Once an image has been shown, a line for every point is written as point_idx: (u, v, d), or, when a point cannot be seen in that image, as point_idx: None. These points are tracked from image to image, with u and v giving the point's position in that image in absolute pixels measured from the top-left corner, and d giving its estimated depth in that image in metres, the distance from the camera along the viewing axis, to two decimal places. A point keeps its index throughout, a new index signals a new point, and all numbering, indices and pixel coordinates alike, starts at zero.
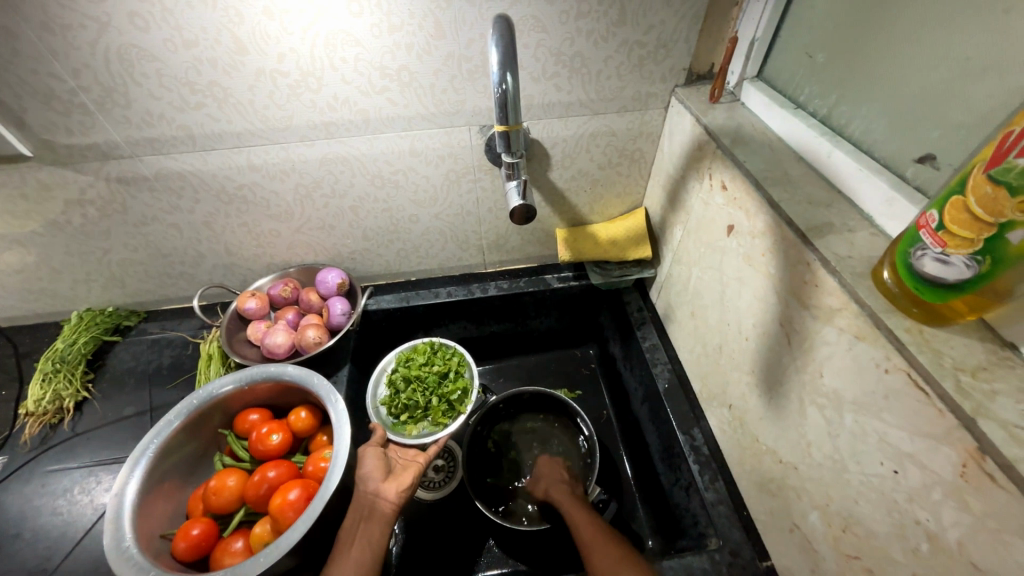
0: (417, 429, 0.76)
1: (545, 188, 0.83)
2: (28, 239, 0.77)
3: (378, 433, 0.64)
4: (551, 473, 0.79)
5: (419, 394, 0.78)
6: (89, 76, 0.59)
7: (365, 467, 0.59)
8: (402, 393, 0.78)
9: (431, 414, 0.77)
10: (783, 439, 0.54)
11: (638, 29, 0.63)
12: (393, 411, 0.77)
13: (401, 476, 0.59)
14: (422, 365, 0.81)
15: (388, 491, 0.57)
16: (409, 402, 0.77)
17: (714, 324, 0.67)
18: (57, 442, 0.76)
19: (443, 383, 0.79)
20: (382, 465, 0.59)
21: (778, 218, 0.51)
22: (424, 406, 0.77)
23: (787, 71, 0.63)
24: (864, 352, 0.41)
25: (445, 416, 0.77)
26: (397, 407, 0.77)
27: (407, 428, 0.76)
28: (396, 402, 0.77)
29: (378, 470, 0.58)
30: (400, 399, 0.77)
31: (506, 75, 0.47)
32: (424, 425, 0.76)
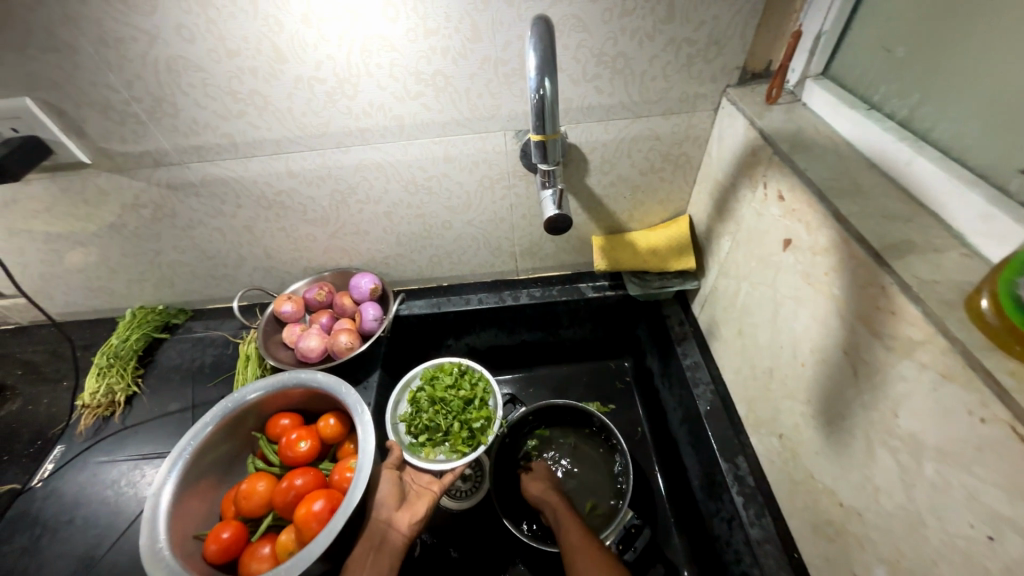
0: (434, 454, 0.71)
1: (582, 194, 0.79)
2: (88, 240, 0.81)
3: (394, 455, 0.67)
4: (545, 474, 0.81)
5: (440, 416, 0.74)
6: (140, 87, 0.62)
7: (380, 492, 0.62)
8: (424, 413, 0.74)
9: (450, 439, 0.72)
10: (844, 480, 0.48)
11: (688, 26, 0.59)
12: (412, 431, 0.73)
13: (414, 505, 0.63)
14: (448, 386, 0.77)
15: (400, 521, 0.60)
16: (430, 423, 0.73)
17: (765, 345, 0.62)
18: (108, 433, 0.80)
19: (466, 407, 0.75)
20: (396, 491, 0.63)
21: (846, 234, 0.45)
22: (445, 430, 0.73)
23: (858, 68, 0.57)
24: (953, 395, 0.35)
25: (464, 444, 0.71)
26: (417, 427, 0.73)
27: (424, 450, 0.72)
28: (416, 422, 0.74)
29: (392, 497, 0.62)
30: (421, 420, 0.73)
31: (544, 80, 0.44)
32: (442, 450, 0.72)
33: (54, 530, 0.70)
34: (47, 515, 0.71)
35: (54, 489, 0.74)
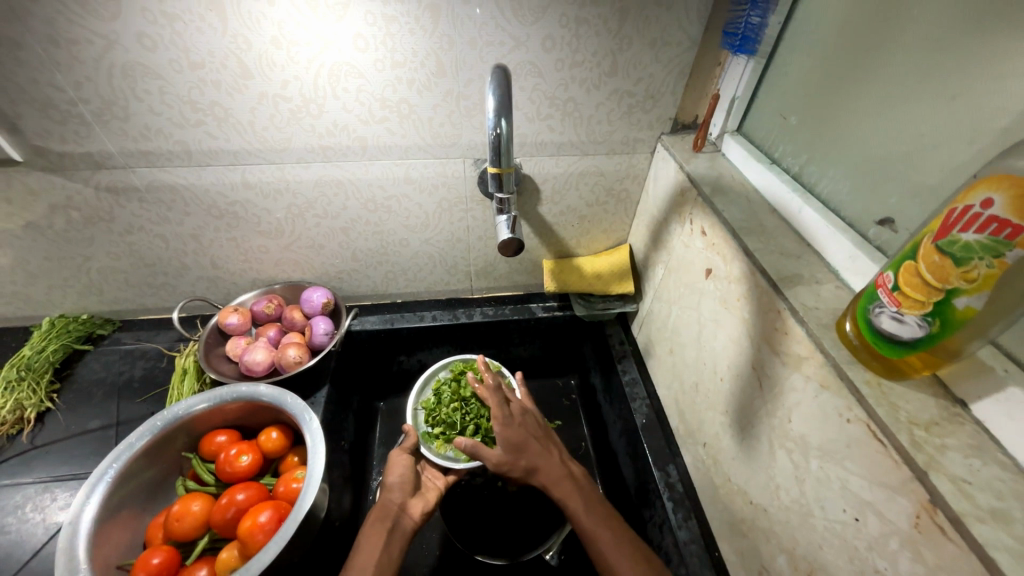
0: (444, 449, 0.72)
1: (534, 220, 0.85)
2: (6, 241, 0.75)
3: (411, 440, 0.68)
4: (517, 440, 0.62)
5: (458, 413, 0.75)
6: (90, 88, 0.60)
7: (397, 476, 0.64)
8: (445, 407, 0.75)
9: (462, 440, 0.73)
10: (753, 480, 0.55)
11: (628, 80, 0.67)
12: (430, 421, 0.74)
13: (426, 495, 0.64)
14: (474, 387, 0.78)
15: (414, 507, 0.61)
16: (448, 417, 0.74)
17: (692, 361, 0.69)
18: (12, 454, 0.73)
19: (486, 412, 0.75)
20: (411, 479, 0.64)
21: (752, 266, 0.54)
22: (459, 428, 0.73)
23: (763, 129, 0.68)
24: (829, 401, 0.43)
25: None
26: (435, 418, 0.74)
27: (437, 443, 0.72)
28: (436, 413, 0.75)
29: (407, 484, 0.63)
30: (442, 412, 0.75)
31: (500, 120, 0.49)
32: (452, 448, 0.72)
33: None
34: None
35: None
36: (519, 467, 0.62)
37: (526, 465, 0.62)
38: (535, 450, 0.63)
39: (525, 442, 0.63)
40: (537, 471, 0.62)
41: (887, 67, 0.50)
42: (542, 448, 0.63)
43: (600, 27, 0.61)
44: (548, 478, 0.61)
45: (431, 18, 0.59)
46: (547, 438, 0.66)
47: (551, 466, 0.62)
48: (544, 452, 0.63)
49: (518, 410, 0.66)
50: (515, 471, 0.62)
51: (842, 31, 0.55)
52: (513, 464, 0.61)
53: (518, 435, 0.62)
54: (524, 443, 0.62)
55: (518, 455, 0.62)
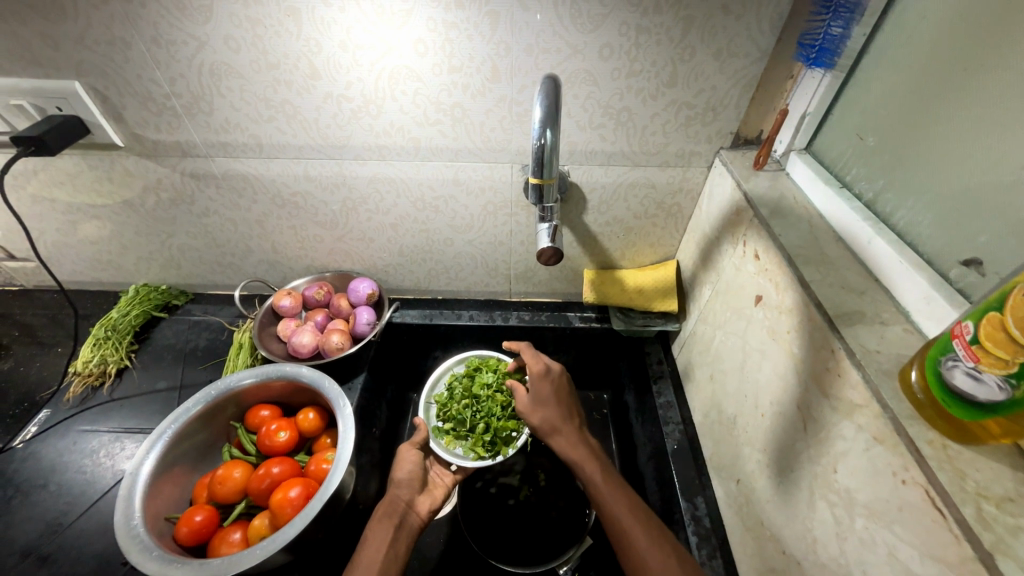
0: (453, 445, 0.71)
1: (578, 229, 0.84)
2: (106, 215, 0.85)
3: (421, 435, 0.70)
4: (544, 394, 0.67)
5: (469, 410, 0.73)
6: (182, 84, 0.67)
7: (405, 472, 0.66)
8: (456, 402, 0.74)
9: (472, 438, 0.71)
10: (788, 528, 0.51)
11: (688, 92, 0.64)
12: (441, 416, 0.74)
13: (433, 492, 0.66)
14: (487, 384, 0.75)
15: (421, 504, 0.64)
16: (459, 414, 0.73)
17: (732, 392, 0.65)
18: (94, 403, 0.82)
19: (497, 412, 0.73)
20: (418, 476, 0.66)
21: (807, 298, 0.49)
22: (469, 426, 0.72)
23: (835, 148, 0.63)
24: (882, 457, 0.39)
25: (483, 448, 0.70)
26: (446, 413, 0.74)
27: (446, 438, 0.72)
28: (447, 408, 0.74)
29: (415, 480, 0.65)
30: (452, 407, 0.73)
31: (545, 131, 0.49)
32: (461, 445, 0.72)
33: (28, 492, 0.70)
34: (23, 477, 0.72)
35: (34, 452, 0.75)
36: (536, 416, 0.65)
37: (544, 418, 0.65)
38: (557, 412, 0.65)
39: (551, 402, 0.66)
40: (556, 432, 0.63)
41: (989, 88, 0.44)
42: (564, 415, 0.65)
43: (662, 36, 0.59)
44: (562, 442, 0.62)
45: (489, 24, 0.60)
46: (570, 409, 0.67)
47: (569, 431, 0.63)
48: (564, 419, 0.65)
49: (551, 370, 0.70)
50: (532, 419, 0.65)
51: (937, 47, 0.49)
52: (532, 412, 0.65)
53: (545, 391, 0.67)
54: (550, 401, 0.66)
55: (539, 408, 0.66)
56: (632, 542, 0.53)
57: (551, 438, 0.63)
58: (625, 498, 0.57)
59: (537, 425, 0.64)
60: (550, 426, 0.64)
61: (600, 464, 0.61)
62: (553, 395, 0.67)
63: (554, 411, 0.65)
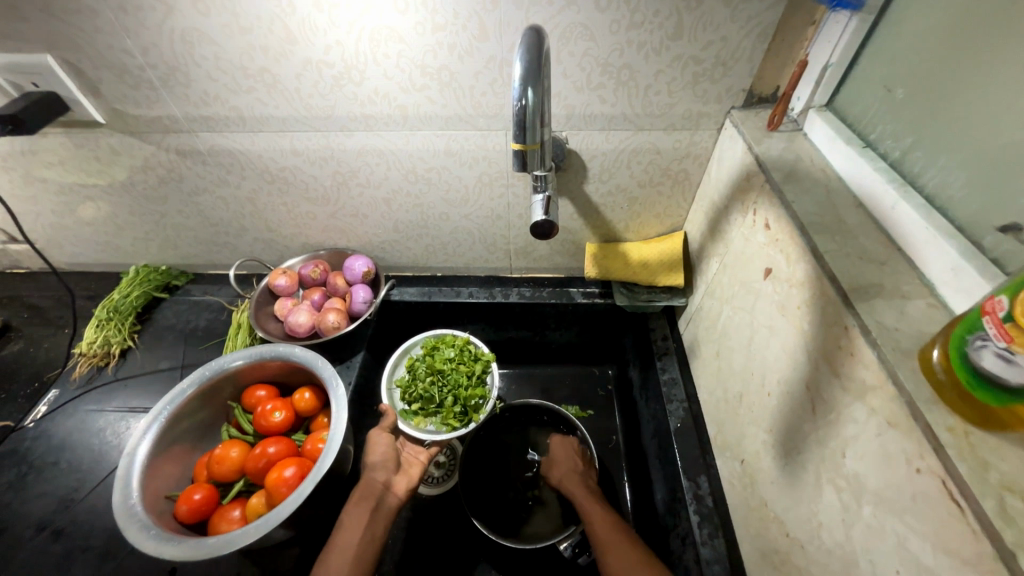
0: (424, 423, 0.71)
1: (578, 200, 0.80)
2: (98, 195, 0.84)
3: (389, 420, 0.67)
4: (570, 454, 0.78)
5: (436, 387, 0.72)
6: (155, 54, 0.63)
7: (379, 455, 0.63)
8: (420, 381, 0.72)
9: (442, 412, 0.72)
10: (792, 511, 0.49)
11: (695, 44, 0.58)
12: (407, 398, 0.72)
13: (410, 471, 0.64)
14: (449, 358, 0.75)
15: (398, 485, 0.61)
16: (425, 391, 0.72)
17: (738, 370, 0.62)
18: (99, 383, 0.83)
19: (464, 382, 0.73)
20: (393, 456, 0.63)
21: (820, 270, 0.45)
22: (438, 401, 0.72)
23: (860, 104, 0.57)
24: (895, 442, 0.36)
25: (455, 419, 0.71)
26: (411, 394, 0.72)
27: (415, 418, 0.71)
28: (412, 389, 0.73)
29: (389, 461, 0.62)
30: (417, 388, 0.72)
31: (526, 90, 0.45)
32: (432, 421, 0.71)
33: (40, 470, 0.72)
34: (34, 454, 0.74)
35: (45, 430, 0.77)
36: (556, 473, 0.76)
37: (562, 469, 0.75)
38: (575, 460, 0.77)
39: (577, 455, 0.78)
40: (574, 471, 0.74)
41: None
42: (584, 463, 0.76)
43: None
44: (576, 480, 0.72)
45: None
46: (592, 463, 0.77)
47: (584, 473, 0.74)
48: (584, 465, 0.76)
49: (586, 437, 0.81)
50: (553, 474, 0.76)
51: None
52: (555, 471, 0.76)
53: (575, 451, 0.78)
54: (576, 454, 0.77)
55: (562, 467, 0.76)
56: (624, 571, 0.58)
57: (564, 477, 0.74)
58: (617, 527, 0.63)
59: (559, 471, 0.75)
60: (564, 474, 0.74)
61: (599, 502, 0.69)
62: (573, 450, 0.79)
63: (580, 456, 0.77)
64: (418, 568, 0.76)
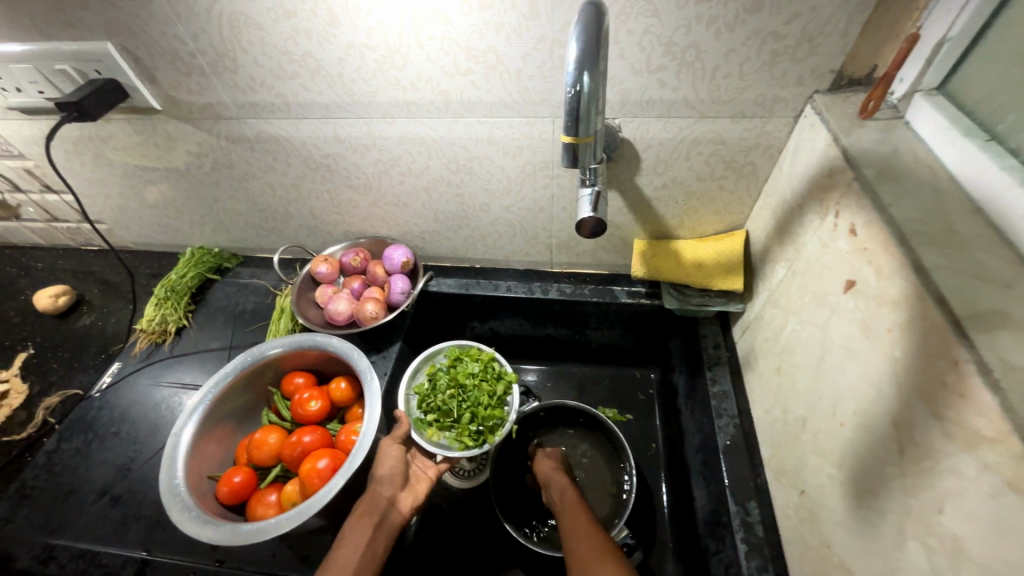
0: (437, 437, 0.68)
1: (629, 193, 0.74)
2: (158, 180, 0.88)
3: (402, 430, 0.66)
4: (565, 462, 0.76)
5: (454, 401, 0.69)
6: (205, 40, 0.63)
7: (388, 469, 0.62)
8: (439, 393, 0.69)
9: (456, 428, 0.68)
10: (863, 560, 0.43)
11: (777, 18, 0.51)
12: (423, 408, 0.69)
13: (416, 488, 0.64)
14: (472, 373, 0.71)
15: (403, 502, 0.61)
16: (443, 404, 0.69)
17: (803, 391, 0.55)
18: (157, 359, 0.88)
19: (484, 401, 0.69)
20: (401, 472, 0.62)
21: (923, 290, 0.38)
22: (454, 417, 0.68)
23: (985, 88, 0.47)
24: (1018, 510, 0.29)
25: (469, 439, 0.67)
26: (429, 404, 0.69)
27: (429, 430, 0.68)
28: (430, 400, 0.69)
29: (397, 477, 0.62)
30: (435, 400, 0.69)
31: (582, 75, 0.40)
32: (446, 436, 0.68)
33: (104, 438, 0.77)
34: (99, 423, 0.79)
35: (108, 401, 0.82)
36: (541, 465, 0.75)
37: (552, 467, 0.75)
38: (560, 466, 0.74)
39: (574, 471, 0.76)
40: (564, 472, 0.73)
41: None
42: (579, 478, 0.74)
43: None
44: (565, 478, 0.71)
45: None
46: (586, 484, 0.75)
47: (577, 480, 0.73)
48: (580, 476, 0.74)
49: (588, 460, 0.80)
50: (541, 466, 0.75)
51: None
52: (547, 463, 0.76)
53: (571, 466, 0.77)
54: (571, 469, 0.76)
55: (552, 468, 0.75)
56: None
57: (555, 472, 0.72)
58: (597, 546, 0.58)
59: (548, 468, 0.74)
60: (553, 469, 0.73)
61: (585, 515, 0.64)
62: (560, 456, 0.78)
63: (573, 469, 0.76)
64: (445, 562, 0.76)
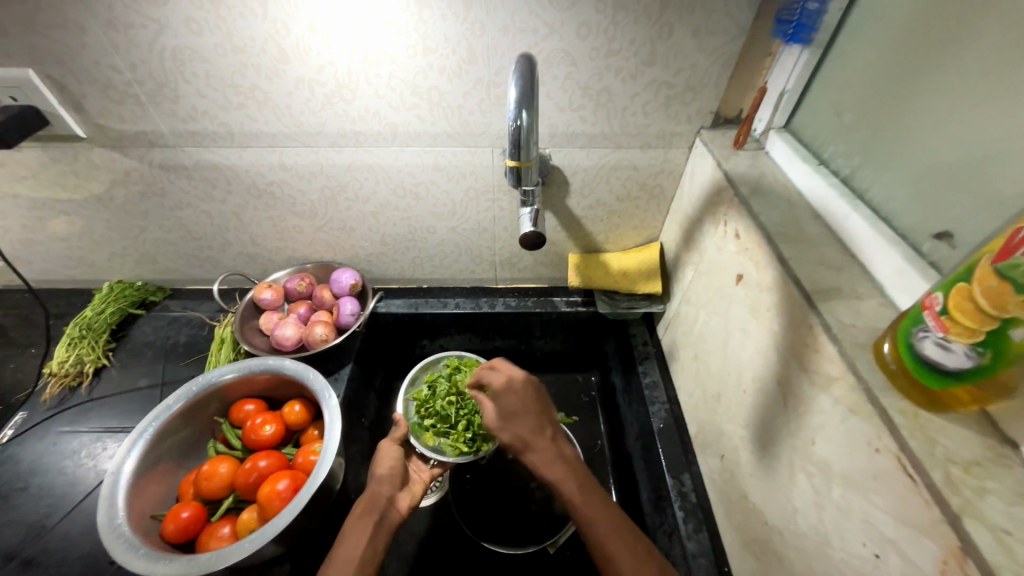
0: (433, 441, 0.72)
1: (561, 213, 0.83)
2: (74, 210, 0.82)
3: (401, 431, 0.68)
4: (512, 407, 0.64)
5: (452, 408, 0.74)
6: (144, 71, 0.64)
7: (386, 469, 0.64)
8: (439, 400, 0.75)
9: (452, 434, 0.73)
10: (769, 499, 0.52)
11: (667, 71, 0.64)
12: (422, 413, 0.74)
13: (413, 489, 0.66)
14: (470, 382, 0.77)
15: (400, 501, 0.63)
16: (441, 411, 0.74)
17: (715, 370, 0.66)
18: (72, 404, 0.80)
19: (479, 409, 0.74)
20: (400, 472, 0.65)
21: (786, 276, 0.50)
22: (451, 423, 0.73)
23: (814, 126, 0.63)
24: (857, 428, 0.40)
25: (463, 445, 0.72)
26: (427, 410, 0.74)
27: (425, 435, 0.73)
28: (429, 405, 0.75)
29: (395, 477, 0.64)
30: (434, 405, 0.74)
31: (521, 112, 0.48)
32: (441, 441, 0.73)
33: (8, 496, 0.69)
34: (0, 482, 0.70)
35: (12, 455, 0.73)
36: (506, 432, 0.62)
37: (514, 434, 0.62)
38: (530, 425, 0.62)
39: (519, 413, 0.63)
40: (530, 446, 0.61)
41: (973, 48, 0.45)
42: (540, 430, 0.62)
43: (639, 12, 0.58)
44: (539, 458, 0.60)
45: (464, 2, 0.58)
46: (547, 417, 0.65)
47: (544, 443, 0.61)
48: (539, 429, 0.62)
49: (517, 379, 0.67)
50: (503, 435, 0.62)
51: (905, 28, 0.51)
52: (501, 429, 0.63)
53: (514, 403, 0.64)
54: (520, 414, 0.63)
55: (508, 425, 0.62)
56: (616, 568, 0.51)
57: (526, 454, 0.61)
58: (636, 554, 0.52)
59: (510, 441, 0.62)
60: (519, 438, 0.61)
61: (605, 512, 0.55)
62: (524, 404, 0.64)
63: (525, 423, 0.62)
64: None
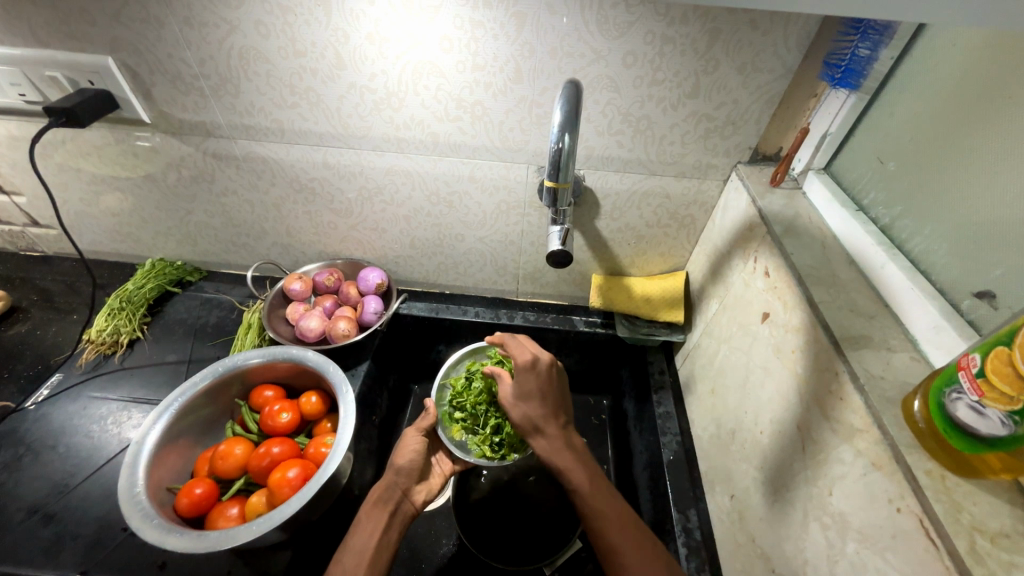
0: (459, 436, 0.74)
1: (589, 233, 0.84)
2: (129, 189, 0.87)
3: (427, 422, 0.72)
4: (527, 388, 0.65)
5: (485, 407, 0.75)
6: (211, 66, 0.68)
7: (407, 460, 0.67)
8: (473, 395, 0.75)
9: (479, 434, 0.74)
10: (779, 546, 0.51)
11: (709, 104, 0.64)
12: (453, 405, 0.76)
13: (430, 482, 0.69)
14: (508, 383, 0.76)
15: (417, 494, 0.66)
16: (473, 408, 0.75)
17: (732, 407, 0.65)
18: (104, 371, 0.84)
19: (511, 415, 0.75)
20: (419, 466, 0.68)
21: (815, 319, 0.49)
22: (481, 423, 0.75)
23: (854, 171, 0.63)
24: (879, 483, 0.39)
25: (488, 449, 0.73)
26: (460, 404, 0.76)
27: (453, 428, 0.75)
28: (462, 399, 0.76)
29: (415, 469, 0.67)
30: (467, 400, 0.75)
31: (564, 135, 0.49)
32: (467, 437, 0.75)
33: (36, 453, 0.72)
34: (31, 438, 0.74)
35: (44, 414, 0.77)
36: (517, 410, 0.65)
37: (524, 415, 0.64)
38: (540, 409, 0.64)
39: (535, 396, 0.65)
40: (540, 431, 0.63)
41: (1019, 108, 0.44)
42: (549, 416, 0.64)
43: (687, 46, 0.59)
44: (545, 446, 0.62)
45: (516, 25, 0.60)
46: (557, 403, 0.66)
47: (550, 432, 0.63)
48: (547, 417, 0.64)
49: (542, 360, 0.68)
50: (513, 413, 0.65)
51: (956, 85, 0.50)
52: (513, 406, 0.65)
53: (529, 385, 0.65)
54: (534, 395, 0.65)
55: (520, 402, 0.65)
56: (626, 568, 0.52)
57: (532, 437, 0.63)
58: (646, 551, 0.53)
59: (518, 420, 0.64)
60: (533, 418, 0.64)
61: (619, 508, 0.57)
62: (538, 388, 0.65)
63: (538, 405, 0.64)
64: None
